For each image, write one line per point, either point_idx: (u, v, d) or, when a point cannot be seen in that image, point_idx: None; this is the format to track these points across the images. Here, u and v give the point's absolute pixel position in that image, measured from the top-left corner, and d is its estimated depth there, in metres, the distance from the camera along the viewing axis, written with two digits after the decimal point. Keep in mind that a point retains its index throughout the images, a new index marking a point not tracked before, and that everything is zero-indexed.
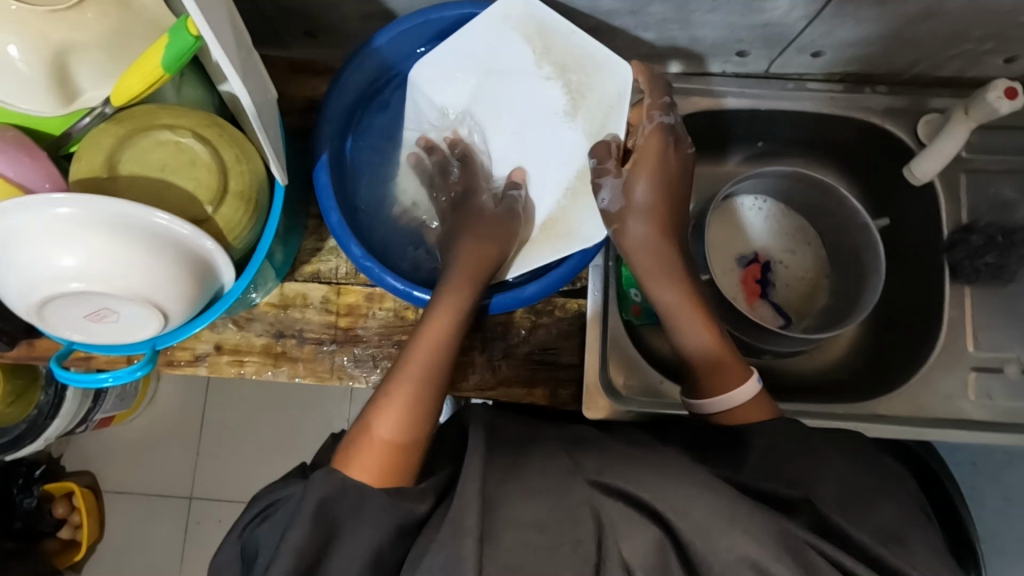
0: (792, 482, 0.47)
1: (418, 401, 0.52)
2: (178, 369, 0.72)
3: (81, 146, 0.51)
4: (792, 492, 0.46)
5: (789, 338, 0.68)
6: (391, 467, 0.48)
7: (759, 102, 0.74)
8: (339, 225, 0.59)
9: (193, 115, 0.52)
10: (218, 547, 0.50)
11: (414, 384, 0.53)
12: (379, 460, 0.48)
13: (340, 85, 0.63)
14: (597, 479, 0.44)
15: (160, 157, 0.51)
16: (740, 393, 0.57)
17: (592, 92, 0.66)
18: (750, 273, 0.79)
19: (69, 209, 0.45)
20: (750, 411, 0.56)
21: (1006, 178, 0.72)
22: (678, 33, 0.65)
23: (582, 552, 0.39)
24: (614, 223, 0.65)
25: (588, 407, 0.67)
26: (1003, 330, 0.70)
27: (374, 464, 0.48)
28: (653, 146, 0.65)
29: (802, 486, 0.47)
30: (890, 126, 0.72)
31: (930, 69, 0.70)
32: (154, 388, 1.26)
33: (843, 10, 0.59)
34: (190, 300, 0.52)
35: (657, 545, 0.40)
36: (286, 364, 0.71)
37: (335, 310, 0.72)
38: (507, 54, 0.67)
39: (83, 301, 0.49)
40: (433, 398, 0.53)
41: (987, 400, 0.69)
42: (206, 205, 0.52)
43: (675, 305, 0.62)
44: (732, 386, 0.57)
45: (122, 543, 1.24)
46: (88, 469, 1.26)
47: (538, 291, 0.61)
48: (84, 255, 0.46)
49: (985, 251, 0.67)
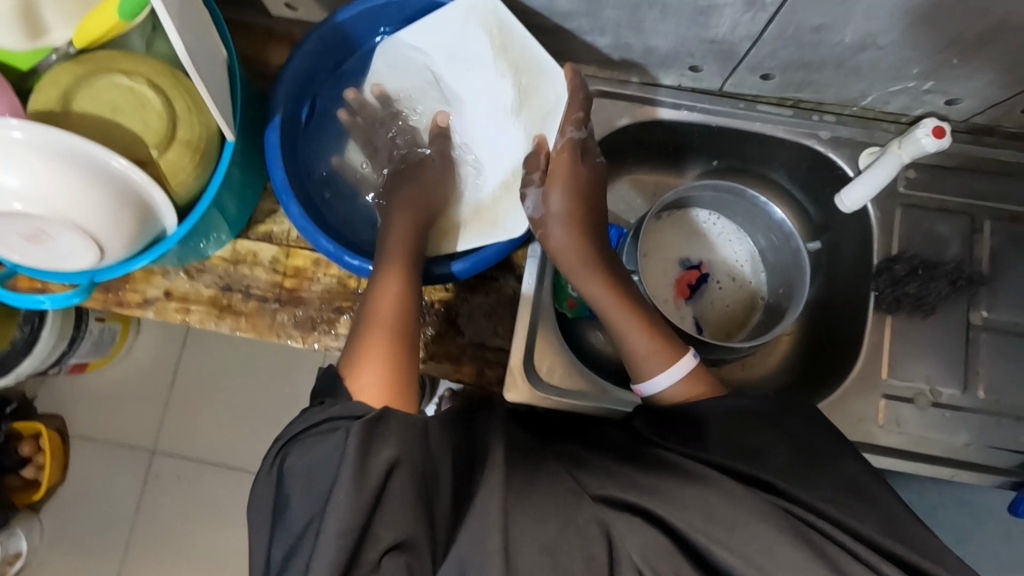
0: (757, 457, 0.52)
1: (401, 321, 0.58)
2: (127, 310, 0.75)
3: (40, 79, 0.54)
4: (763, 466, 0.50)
5: (716, 347, 0.71)
6: (395, 386, 0.54)
7: (713, 116, 0.76)
8: (282, 183, 0.62)
9: (151, 64, 0.56)
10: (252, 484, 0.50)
11: (391, 319, 0.58)
12: (382, 386, 0.54)
13: (301, 53, 0.66)
14: (601, 494, 0.46)
15: (112, 98, 0.55)
16: (676, 371, 0.61)
17: (536, 96, 0.69)
18: (686, 276, 0.82)
19: (23, 134, 0.49)
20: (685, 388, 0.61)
21: (941, 218, 0.74)
22: (632, 40, 0.68)
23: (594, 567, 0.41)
24: (538, 229, 0.67)
25: (509, 388, 0.68)
26: (921, 361, 0.72)
27: (379, 387, 0.53)
28: (564, 159, 0.66)
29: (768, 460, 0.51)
30: (835, 155, 0.75)
31: (878, 102, 0.73)
32: (132, 341, 1.29)
33: (784, 33, 0.62)
34: (131, 239, 0.56)
35: (665, 548, 0.43)
36: (229, 316, 0.74)
37: (283, 271, 0.75)
38: (470, 47, 0.68)
39: (24, 223, 0.52)
40: (415, 314, 0.59)
41: (896, 428, 0.71)
42: (153, 148, 0.55)
43: (604, 300, 0.65)
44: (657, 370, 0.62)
45: (79, 489, 1.26)
46: (58, 413, 1.29)
47: (465, 268, 0.64)
48: (31, 179, 0.50)
49: (907, 281, 0.71)
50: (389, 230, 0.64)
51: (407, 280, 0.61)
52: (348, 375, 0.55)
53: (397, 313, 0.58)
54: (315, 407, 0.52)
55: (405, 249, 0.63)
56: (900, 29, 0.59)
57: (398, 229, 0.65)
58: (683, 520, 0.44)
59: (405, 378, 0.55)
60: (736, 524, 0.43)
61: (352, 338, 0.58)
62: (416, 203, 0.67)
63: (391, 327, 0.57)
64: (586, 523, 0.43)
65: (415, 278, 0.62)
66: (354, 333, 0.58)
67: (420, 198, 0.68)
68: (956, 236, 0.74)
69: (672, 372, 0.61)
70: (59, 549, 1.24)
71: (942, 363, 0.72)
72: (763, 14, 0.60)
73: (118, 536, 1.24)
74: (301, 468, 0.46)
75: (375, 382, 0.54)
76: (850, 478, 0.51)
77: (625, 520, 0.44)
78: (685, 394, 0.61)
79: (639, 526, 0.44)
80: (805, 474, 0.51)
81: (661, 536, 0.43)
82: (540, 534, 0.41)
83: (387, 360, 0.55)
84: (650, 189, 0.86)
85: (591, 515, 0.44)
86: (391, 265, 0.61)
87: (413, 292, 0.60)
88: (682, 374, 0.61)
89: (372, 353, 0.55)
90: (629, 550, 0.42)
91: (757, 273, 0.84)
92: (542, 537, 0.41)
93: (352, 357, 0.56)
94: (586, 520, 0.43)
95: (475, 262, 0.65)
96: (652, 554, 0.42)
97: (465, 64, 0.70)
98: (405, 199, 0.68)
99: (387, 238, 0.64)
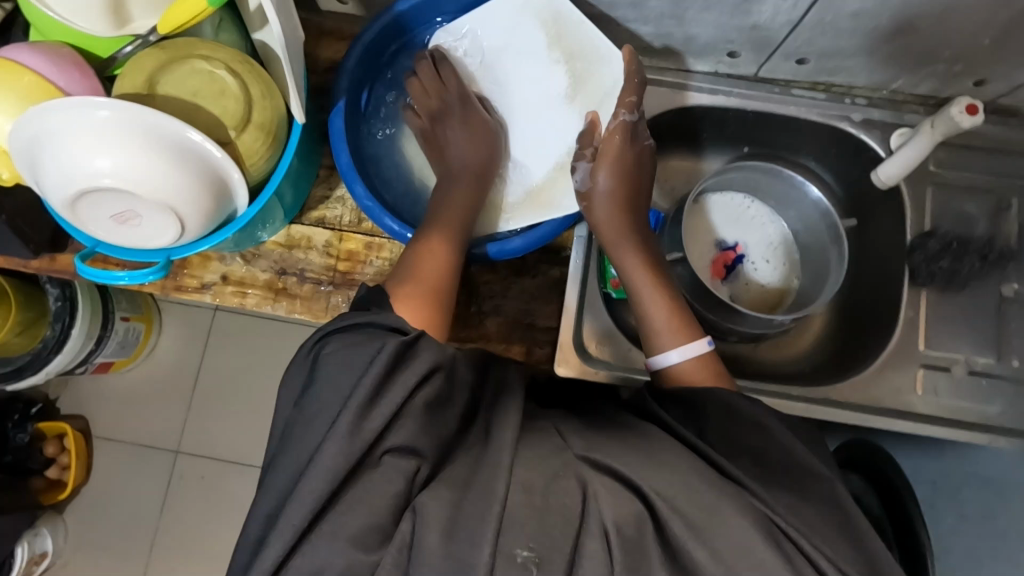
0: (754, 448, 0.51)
1: (447, 272, 0.62)
2: (185, 294, 0.77)
3: (124, 66, 0.58)
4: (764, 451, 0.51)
5: (753, 318, 0.73)
6: (432, 314, 0.59)
7: (748, 101, 0.79)
8: (347, 167, 0.67)
9: (228, 52, 0.59)
10: (288, 364, 0.54)
11: (442, 267, 0.62)
12: (421, 311, 0.59)
13: (366, 41, 0.71)
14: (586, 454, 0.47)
15: (193, 84, 0.57)
16: (690, 350, 0.62)
17: (590, 81, 0.73)
18: (723, 257, 0.85)
19: (110, 113, 0.51)
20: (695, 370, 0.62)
21: (968, 196, 0.77)
22: (674, 29, 0.71)
23: (567, 514, 0.42)
24: (584, 201, 0.70)
25: (560, 362, 0.71)
26: (954, 333, 0.75)
27: (419, 312, 0.59)
28: (615, 141, 0.69)
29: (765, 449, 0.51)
30: (867, 137, 0.78)
31: (908, 86, 0.76)
32: (155, 340, 1.29)
33: (823, 19, 0.65)
34: (208, 216, 0.58)
35: (636, 516, 0.43)
36: (285, 299, 0.76)
37: (336, 255, 0.77)
38: (525, 36, 0.74)
39: (113, 198, 0.54)
40: (458, 271, 0.64)
41: (933, 397, 0.73)
42: (231, 130, 0.57)
43: (634, 273, 0.67)
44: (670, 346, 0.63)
45: (105, 489, 1.26)
46: (82, 413, 1.29)
47: (523, 244, 0.68)
48: (121, 157, 0.52)
49: (940, 256, 0.73)
50: (444, 202, 0.68)
51: (455, 248, 0.64)
52: (392, 292, 0.60)
53: (448, 263, 0.63)
54: (361, 311, 0.55)
55: (457, 212, 0.67)
56: (934, 13, 0.62)
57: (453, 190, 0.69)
58: (659, 494, 0.44)
59: (442, 313, 0.60)
60: (715, 512, 0.43)
61: (399, 268, 0.62)
62: (472, 165, 0.70)
63: (439, 273, 0.62)
64: (566, 474, 0.45)
65: (460, 247, 0.65)
66: (403, 263, 0.62)
67: (479, 160, 0.71)
68: (984, 213, 0.77)
69: (683, 350, 0.62)
70: (86, 548, 1.23)
71: (973, 335, 0.74)
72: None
73: (143, 535, 1.23)
74: (335, 357, 0.48)
75: (416, 305, 0.59)
76: (834, 497, 0.48)
77: (605, 481, 0.45)
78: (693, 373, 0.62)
79: (619, 490, 0.44)
80: (784, 484, 0.49)
81: (637, 502, 0.43)
82: (527, 474, 0.44)
83: (433, 292, 0.60)
84: (684, 176, 0.89)
85: (571, 469, 0.45)
86: (445, 226, 0.65)
87: (455, 257, 0.64)
88: (693, 356, 0.62)
89: (424, 284, 0.60)
90: (602, 511, 0.42)
91: (791, 254, 0.87)
92: (525, 477, 0.44)
93: (399, 280, 0.61)
94: (567, 472, 0.45)
95: (503, 248, 0.69)
96: (625, 522, 0.42)
97: (518, 52, 0.75)
98: (458, 164, 0.71)
99: (441, 201, 0.68)
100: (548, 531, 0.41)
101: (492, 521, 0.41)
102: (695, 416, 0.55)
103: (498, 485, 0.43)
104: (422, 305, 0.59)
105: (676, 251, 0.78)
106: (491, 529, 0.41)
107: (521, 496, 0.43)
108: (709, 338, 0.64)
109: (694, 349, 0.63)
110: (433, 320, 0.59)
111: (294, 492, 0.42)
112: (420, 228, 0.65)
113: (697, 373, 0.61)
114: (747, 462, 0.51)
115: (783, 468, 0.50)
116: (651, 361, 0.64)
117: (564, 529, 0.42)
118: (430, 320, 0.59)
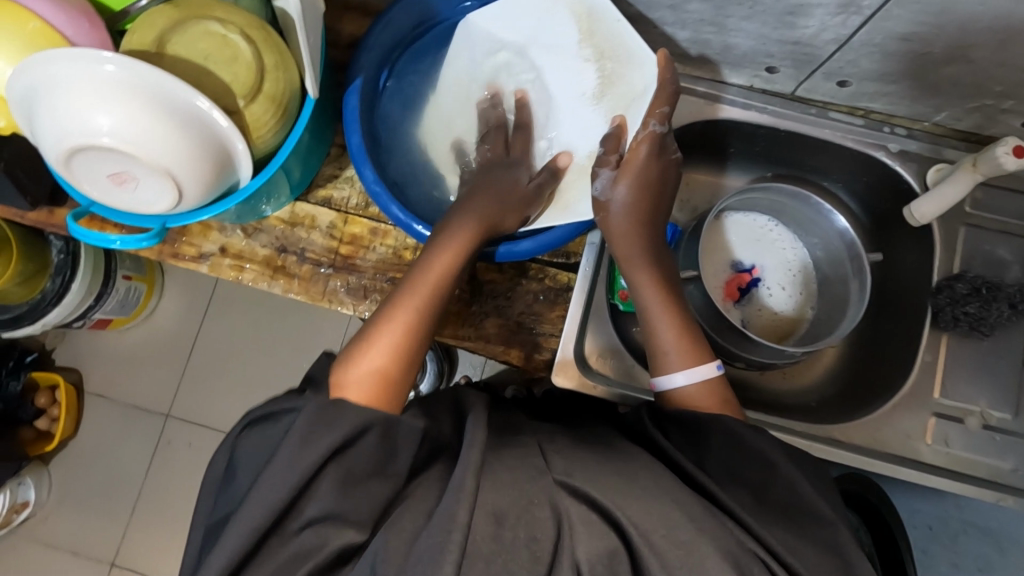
0: (752, 486, 0.49)
1: (413, 336, 0.57)
2: (181, 262, 0.75)
3: (136, 22, 0.56)
4: (763, 498, 0.48)
5: (763, 345, 0.70)
6: (382, 388, 0.53)
7: (781, 120, 0.76)
8: (358, 148, 0.66)
9: (245, 17, 0.56)
10: (214, 452, 0.51)
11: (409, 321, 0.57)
12: (367, 387, 0.53)
13: (386, 21, 0.70)
14: (565, 480, 0.45)
15: (205, 46, 0.55)
16: (698, 373, 0.60)
17: (621, 83, 0.70)
18: (737, 279, 0.82)
19: (114, 68, 0.49)
20: (698, 398, 0.59)
21: (1004, 240, 0.73)
22: (712, 37, 0.68)
23: (536, 550, 0.41)
24: (602, 210, 0.67)
25: (558, 372, 0.67)
26: (971, 383, 0.71)
27: (364, 389, 0.53)
28: (640, 153, 0.66)
29: (763, 493, 0.48)
30: (902, 169, 0.74)
31: (951, 120, 0.72)
32: (156, 302, 1.27)
33: (871, 41, 0.62)
34: (208, 186, 0.56)
35: (610, 551, 0.41)
36: (282, 277, 0.73)
37: (339, 237, 0.74)
38: (555, 30, 0.71)
39: (111, 158, 0.52)
40: (428, 332, 0.58)
41: (943, 447, 0.70)
42: (240, 99, 0.56)
43: (647, 290, 0.64)
44: (676, 367, 0.60)
45: (93, 446, 1.25)
46: (77, 367, 1.28)
47: (531, 248, 0.67)
48: (122, 116, 0.50)
49: (967, 301, 0.69)
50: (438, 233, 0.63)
51: (437, 293, 0.59)
52: (342, 362, 0.55)
53: (417, 313, 0.58)
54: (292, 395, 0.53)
55: (447, 263, 0.60)
56: (992, 45, 0.58)
57: (452, 223, 0.63)
58: (634, 525, 0.42)
59: (398, 384, 0.54)
60: (692, 550, 0.40)
61: (360, 334, 0.57)
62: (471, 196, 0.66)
63: (408, 323, 0.57)
64: (539, 502, 0.43)
65: (443, 288, 0.60)
66: (374, 314, 0.59)
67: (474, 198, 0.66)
68: (1018, 260, 0.73)
69: (691, 372, 0.60)
70: (68, 503, 1.23)
71: (993, 387, 0.71)
72: (855, 18, 0.59)
73: (123, 496, 1.22)
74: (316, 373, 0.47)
75: (360, 384, 0.53)
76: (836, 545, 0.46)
77: (581, 510, 0.42)
78: (699, 400, 0.59)
79: (595, 522, 0.42)
80: (781, 522, 0.46)
81: (613, 536, 0.41)
82: (495, 500, 0.42)
83: (386, 366, 0.54)
84: (706, 192, 0.86)
85: (545, 496, 0.43)
86: (427, 271, 0.60)
87: (436, 299, 0.59)
88: (700, 380, 0.60)
89: (376, 352, 0.55)
90: (575, 547, 0.41)
91: (809, 283, 0.84)
92: (496, 505, 0.42)
93: (352, 349, 0.56)
94: (540, 499, 0.43)
95: (510, 249, 0.67)
96: (595, 560, 0.41)
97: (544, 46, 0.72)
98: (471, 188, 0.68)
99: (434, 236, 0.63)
100: (506, 567, 0.39)
101: (453, 556, 0.38)
102: (695, 442, 0.52)
103: (460, 514, 0.40)
104: (368, 383, 0.53)
105: (691, 270, 0.75)
106: (456, 554, 0.39)
107: (489, 526, 0.41)
108: (719, 362, 0.61)
109: (703, 372, 0.60)
110: (384, 398, 0.53)
111: (235, 523, 0.42)
112: (402, 281, 0.60)
113: (700, 398, 0.59)
114: (747, 498, 0.48)
115: (780, 506, 0.47)
116: (656, 381, 0.61)
117: (531, 567, 0.40)
118: (376, 399, 0.53)
